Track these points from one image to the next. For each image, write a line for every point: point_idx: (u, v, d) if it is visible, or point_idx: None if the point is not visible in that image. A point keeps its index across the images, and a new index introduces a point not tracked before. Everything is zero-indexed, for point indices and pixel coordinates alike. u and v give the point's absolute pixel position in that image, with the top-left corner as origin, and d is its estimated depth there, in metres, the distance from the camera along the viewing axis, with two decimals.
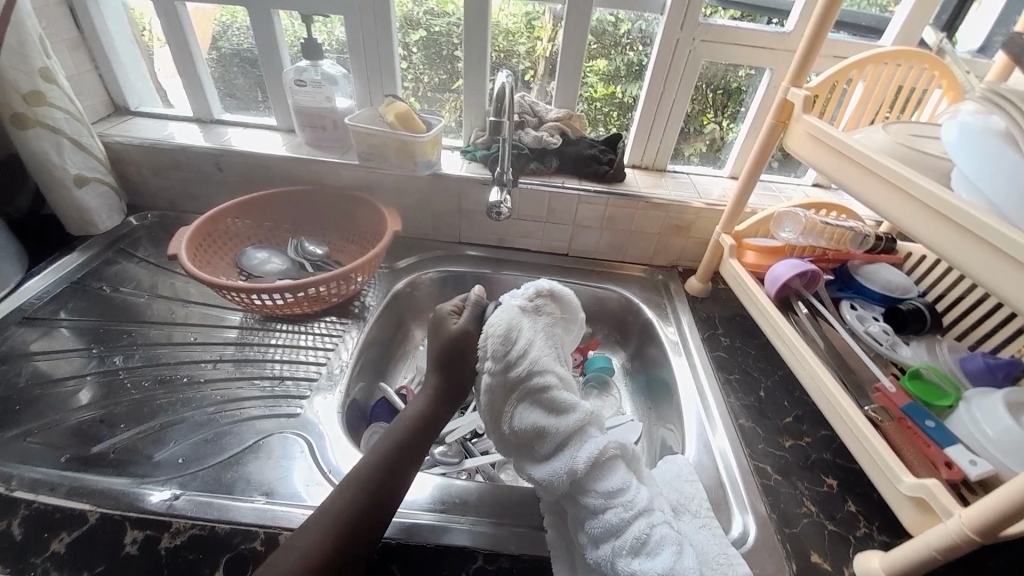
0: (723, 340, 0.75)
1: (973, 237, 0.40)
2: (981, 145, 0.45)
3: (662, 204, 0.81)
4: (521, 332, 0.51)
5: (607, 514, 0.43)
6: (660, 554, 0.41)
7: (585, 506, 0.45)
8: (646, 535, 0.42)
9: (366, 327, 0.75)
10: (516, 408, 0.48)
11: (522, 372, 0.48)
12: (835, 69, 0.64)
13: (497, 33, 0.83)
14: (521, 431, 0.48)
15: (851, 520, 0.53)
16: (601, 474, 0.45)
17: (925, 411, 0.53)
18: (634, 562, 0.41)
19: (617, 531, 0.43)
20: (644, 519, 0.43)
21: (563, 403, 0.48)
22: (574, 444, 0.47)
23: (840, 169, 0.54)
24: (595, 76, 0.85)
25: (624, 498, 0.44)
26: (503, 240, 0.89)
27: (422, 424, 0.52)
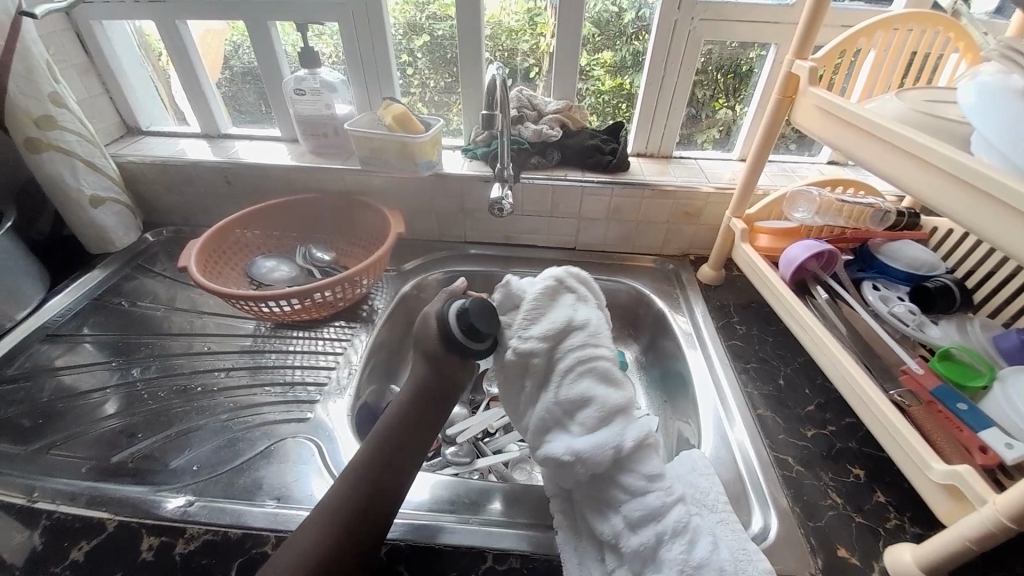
0: (739, 328, 0.73)
1: (1008, 209, 0.37)
2: (1006, 106, 0.42)
3: (669, 191, 0.79)
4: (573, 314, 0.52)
5: (648, 495, 0.43)
6: (698, 543, 0.41)
7: (624, 488, 0.44)
8: (686, 519, 0.41)
9: (375, 330, 0.75)
10: (567, 385, 0.47)
11: (580, 351, 0.48)
12: (843, 37, 0.60)
13: (499, 32, 0.83)
14: (566, 402, 0.46)
15: (880, 511, 0.50)
16: (646, 454, 0.45)
17: (956, 392, 0.50)
18: (674, 549, 0.40)
19: (655, 517, 0.42)
20: (682, 505, 0.43)
21: (614, 381, 0.48)
22: (619, 420, 0.45)
23: (857, 144, 0.51)
24: (601, 69, 0.84)
25: (665, 483, 0.44)
26: (510, 237, 0.88)
27: (416, 419, 0.50)
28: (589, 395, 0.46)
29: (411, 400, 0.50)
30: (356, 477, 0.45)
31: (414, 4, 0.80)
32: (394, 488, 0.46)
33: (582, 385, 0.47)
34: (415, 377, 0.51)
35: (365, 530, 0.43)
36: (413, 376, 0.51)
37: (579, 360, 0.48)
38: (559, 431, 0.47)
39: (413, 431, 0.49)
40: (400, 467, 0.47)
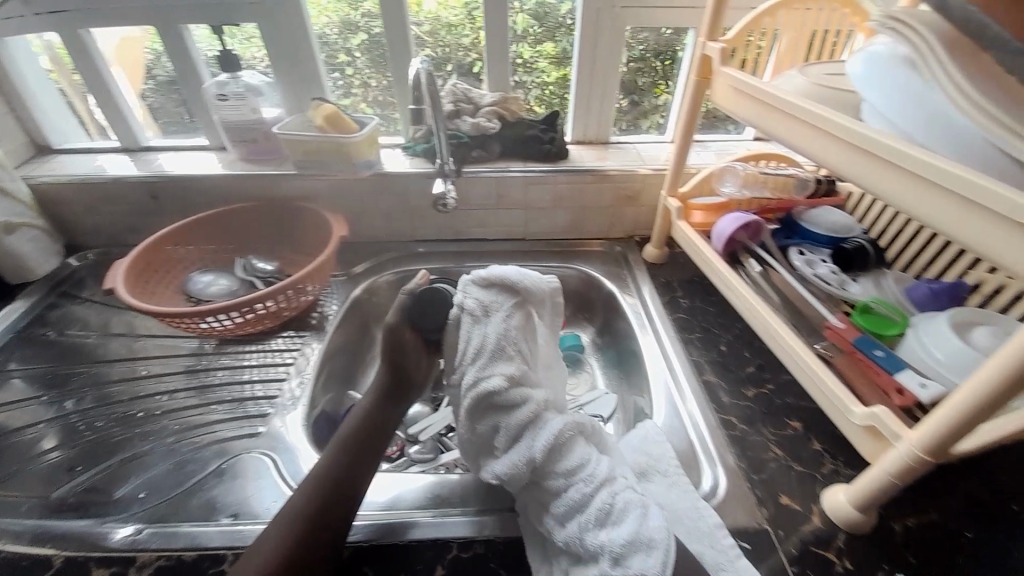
0: (683, 302, 0.76)
1: (896, 168, 0.40)
2: (892, 78, 0.43)
3: (609, 175, 0.82)
4: (477, 334, 0.51)
5: (570, 494, 0.43)
6: (625, 521, 0.41)
7: (549, 489, 0.45)
8: (609, 504, 0.42)
9: (327, 337, 0.73)
10: (472, 418, 0.49)
11: (477, 378, 0.49)
12: (750, 18, 0.63)
13: (438, 27, 0.81)
14: (484, 432, 0.49)
15: (816, 458, 0.53)
16: (559, 456, 0.45)
17: (874, 341, 0.54)
18: (601, 534, 0.41)
19: (580, 507, 0.43)
20: (607, 489, 0.43)
21: (512, 399, 0.48)
22: (530, 434, 0.47)
23: (769, 121, 0.54)
24: (545, 61, 0.84)
25: (584, 474, 0.44)
26: (459, 232, 0.88)
27: (378, 422, 0.54)
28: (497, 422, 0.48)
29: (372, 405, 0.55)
30: (319, 478, 0.47)
31: (347, 2, 0.78)
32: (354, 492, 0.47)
33: (488, 416, 0.49)
34: (376, 384, 0.57)
35: (326, 534, 0.43)
36: (374, 382, 0.57)
37: (474, 397, 0.49)
38: (488, 457, 0.49)
39: (375, 432, 0.53)
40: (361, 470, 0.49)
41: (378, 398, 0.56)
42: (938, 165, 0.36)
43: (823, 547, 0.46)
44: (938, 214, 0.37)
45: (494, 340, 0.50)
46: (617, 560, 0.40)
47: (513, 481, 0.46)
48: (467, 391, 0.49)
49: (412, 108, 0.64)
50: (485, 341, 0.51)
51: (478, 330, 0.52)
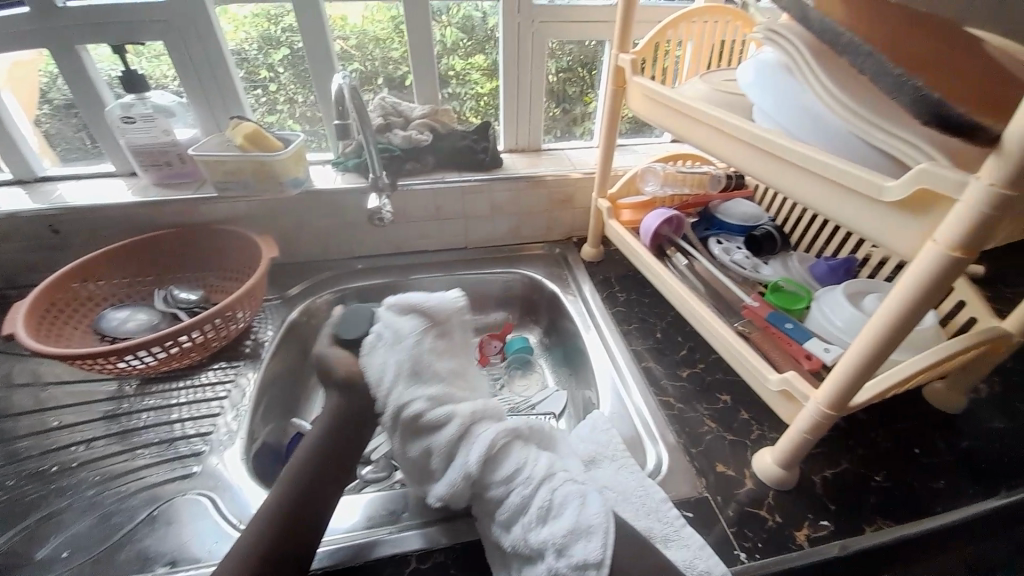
0: (621, 296, 0.80)
1: (778, 160, 0.45)
2: (771, 79, 0.47)
3: (542, 181, 0.85)
4: (391, 362, 0.50)
5: (511, 495, 0.44)
6: (564, 514, 0.42)
7: (492, 499, 0.45)
8: (549, 501, 0.43)
9: (263, 364, 0.69)
10: (403, 442, 0.48)
11: (395, 406, 0.48)
12: (657, 30, 0.69)
13: (366, 41, 0.81)
14: (417, 458, 0.47)
15: (746, 426, 0.58)
16: (496, 465, 0.45)
17: (784, 316, 0.60)
18: (543, 530, 0.42)
19: (523, 509, 0.43)
20: (545, 487, 0.44)
21: (436, 418, 0.47)
22: (463, 448, 0.46)
23: (677, 123, 0.59)
24: (478, 73, 0.87)
25: (523, 476, 0.44)
26: (400, 246, 0.87)
27: (337, 444, 0.52)
28: (426, 446, 0.47)
29: (329, 429, 0.53)
30: (270, 512, 0.45)
31: (267, 17, 0.77)
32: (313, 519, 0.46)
33: (417, 441, 0.47)
34: (332, 404, 0.54)
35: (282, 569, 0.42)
36: (330, 403, 0.55)
37: (400, 426, 0.48)
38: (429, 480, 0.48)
39: (333, 455, 0.51)
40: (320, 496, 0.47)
41: (337, 418, 0.53)
42: (811, 156, 0.40)
43: (756, 505, 0.50)
44: (822, 202, 0.41)
45: (408, 364, 0.49)
46: (561, 552, 0.41)
47: (455, 499, 0.46)
48: (393, 422, 0.48)
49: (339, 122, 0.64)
50: (398, 369, 0.49)
51: (389, 357, 0.50)
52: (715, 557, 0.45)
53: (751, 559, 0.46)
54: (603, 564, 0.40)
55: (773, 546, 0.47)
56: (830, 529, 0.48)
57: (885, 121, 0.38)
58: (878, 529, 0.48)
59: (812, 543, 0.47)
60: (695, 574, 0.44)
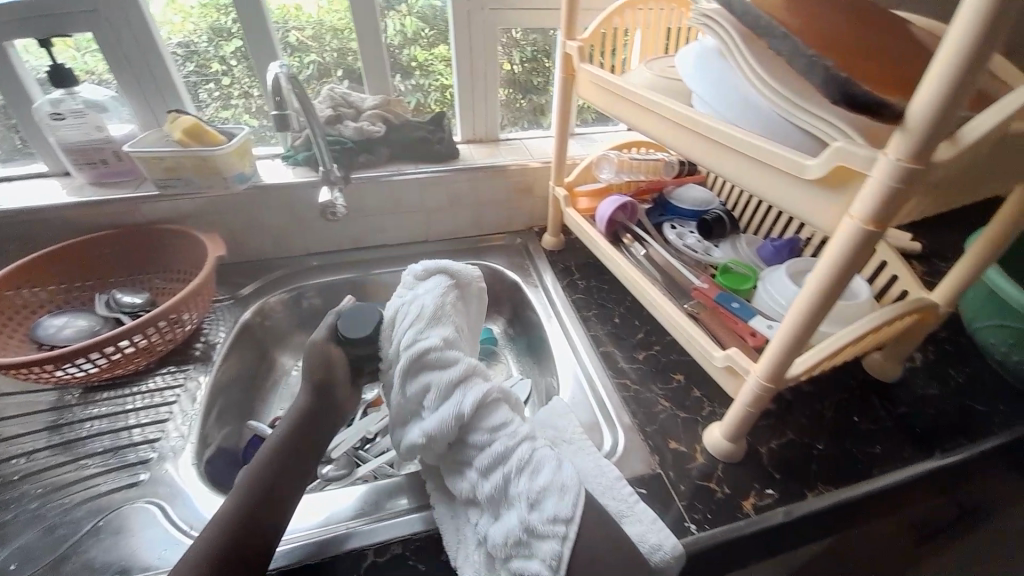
0: (580, 283, 0.81)
1: (713, 143, 0.46)
2: (705, 64, 0.48)
3: (499, 170, 0.84)
4: (414, 307, 0.53)
5: (493, 447, 0.46)
6: (542, 471, 0.44)
7: (473, 444, 0.46)
8: (529, 457, 0.45)
9: (214, 367, 0.67)
10: (404, 379, 0.49)
11: (411, 341, 0.50)
12: (603, 18, 0.69)
13: (323, 32, 0.79)
14: (413, 395, 0.49)
15: (698, 403, 0.60)
16: (486, 414, 0.48)
17: (731, 295, 0.62)
18: (522, 481, 0.44)
19: (502, 460, 0.45)
20: (527, 443, 0.46)
21: (445, 358, 0.49)
22: (459, 392, 0.48)
23: (623, 109, 0.60)
24: (441, 63, 0.85)
25: (507, 429, 0.47)
26: (358, 241, 0.86)
27: (299, 447, 0.49)
28: (428, 385, 0.48)
29: (291, 429, 0.50)
30: (230, 515, 0.42)
31: (216, 8, 0.73)
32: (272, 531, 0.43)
33: (417, 379, 0.49)
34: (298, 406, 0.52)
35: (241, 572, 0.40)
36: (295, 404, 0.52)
37: (412, 359, 0.49)
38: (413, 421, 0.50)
39: (295, 459, 0.48)
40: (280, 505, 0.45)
41: (300, 420, 0.51)
42: (741, 139, 0.42)
43: (706, 479, 0.52)
44: (756, 185, 0.42)
45: (432, 309, 0.53)
46: (533, 505, 0.43)
47: (439, 440, 0.47)
48: (404, 355, 0.50)
49: (275, 112, 0.61)
50: (419, 311, 0.52)
51: (416, 301, 0.53)
52: (666, 530, 0.46)
53: (701, 530, 0.47)
54: (572, 520, 0.42)
55: (722, 516, 0.49)
56: (775, 496, 0.50)
57: (803, 102, 0.38)
58: (818, 495, 0.51)
59: (757, 511, 0.49)
60: (648, 548, 0.45)
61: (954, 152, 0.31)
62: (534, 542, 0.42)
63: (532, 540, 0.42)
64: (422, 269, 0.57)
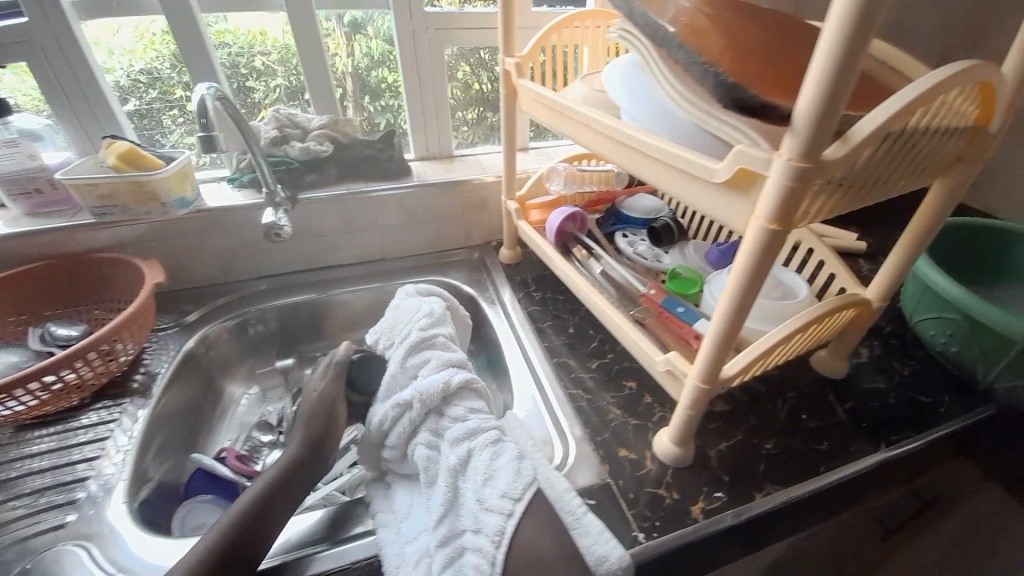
0: (536, 295, 0.81)
1: (635, 151, 0.47)
2: (626, 77, 0.50)
3: (452, 186, 0.84)
4: (422, 307, 0.66)
5: (466, 424, 0.52)
6: (506, 450, 0.49)
7: (451, 418, 0.53)
8: (497, 437, 0.51)
9: (154, 399, 0.65)
10: (409, 353, 0.59)
11: (422, 328, 0.62)
12: (543, 33, 0.68)
13: (290, 56, 0.80)
14: (415, 362, 0.58)
15: (648, 409, 0.60)
16: (467, 398, 0.55)
17: (677, 299, 0.63)
18: (487, 454, 0.49)
19: (472, 435, 0.51)
20: (496, 428, 0.52)
21: (445, 345, 0.61)
22: (449, 372, 0.57)
23: (559, 121, 0.60)
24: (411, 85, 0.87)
25: (483, 414, 0.54)
26: (310, 262, 0.84)
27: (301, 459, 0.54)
28: (430, 355, 0.59)
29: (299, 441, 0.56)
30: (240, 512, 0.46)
31: None
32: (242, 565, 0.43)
33: (420, 356, 0.59)
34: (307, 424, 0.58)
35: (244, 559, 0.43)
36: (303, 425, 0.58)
37: (422, 338, 0.61)
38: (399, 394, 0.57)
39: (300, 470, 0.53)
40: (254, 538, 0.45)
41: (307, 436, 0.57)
42: (657, 145, 0.42)
43: (655, 485, 0.51)
44: (678, 191, 0.42)
45: (439, 311, 0.66)
46: (487, 481, 0.47)
47: (425, 406, 0.54)
48: (416, 332, 0.61)
49: (201, 134, 0.60)
50: (429, 308, 0.66)
51: (424, 303, 0.67)
52: (613, 540, 0.44)
53: (649, 539, 0.46)
54: (522, 499, 0.45)
55: (670, 523, 0.48)
56: (723, 499, 0.50)
57: (704, 105, 0.38)
58: (767, 495, 0.51)
59: (706, 515, 0.48)
60: (594, 561, 0.43)
61: (847, 149, 0.32)
62: (484, 515, 0.45)
63: (483, 513, 0.45)
64: (426, 287, 0.72)
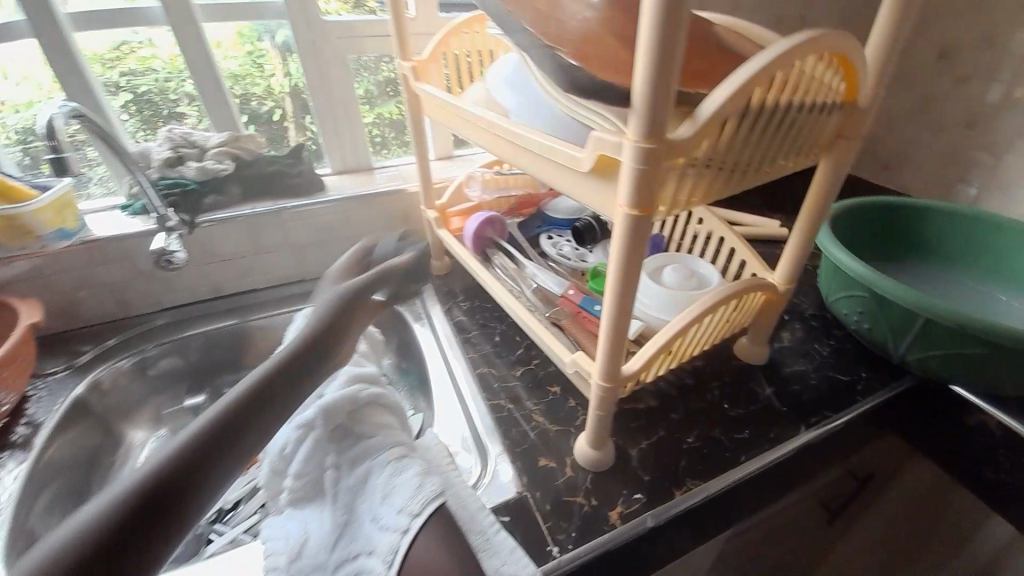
0: (463, 304, 0.77)
1: (518, 147, 0.45)
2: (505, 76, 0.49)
3: (370, 197, 0.81)
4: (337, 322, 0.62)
5: (370, 439, 0.45)
6: (409, 469, 0.43)
7: (353, 432, 0.46)
8: (401, 457, 0.44)
9: (37, 450, 0.59)
10: None
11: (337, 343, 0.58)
12: (443, 34, 0.66)
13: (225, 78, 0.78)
14: None
15: (571, 414, 0.58)
16: (376, 411, 0.48)
17: (595, 298, 0.62)
18: (386, 474, 0.43)
19: (372, 453, 0.44)
20: (402, 447, 0.45)
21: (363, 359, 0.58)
22: (360, 381, 0.49)
23: (453, 123, 0.59)
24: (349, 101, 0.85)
25: (391, 430, 0.47)
26: (221, 288, 0.80)
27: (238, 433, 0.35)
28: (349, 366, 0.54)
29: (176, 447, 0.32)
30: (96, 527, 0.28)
31: (101, 62, 0.71)
32: (151, 549, 0.30)
33: None
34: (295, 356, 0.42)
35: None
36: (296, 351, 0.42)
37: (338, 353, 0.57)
38: None
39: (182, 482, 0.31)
40: (202, 490, 0.33)
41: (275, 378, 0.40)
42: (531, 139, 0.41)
43: (573, 493, 0.49)
44: (557, 184, 0.41)
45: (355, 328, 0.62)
46: (384, 499, 0.41)
47: (325, 418, 0.44)
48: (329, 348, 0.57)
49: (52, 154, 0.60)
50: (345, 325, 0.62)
51: None
52: (524, 558, 0.42)
53: (563, 553, 0.44)
54: (420, 514, 0.40)
55: (586, 533, 0.46)
56: (642, 501, 0.49)
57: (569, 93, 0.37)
58: (686, 491, 0.50)
59: (624, 520, 0.47)
60: None
61: (694, 129, 0.32)
62: (377, 535, 0.40)
63: (376, 533, 0.40)
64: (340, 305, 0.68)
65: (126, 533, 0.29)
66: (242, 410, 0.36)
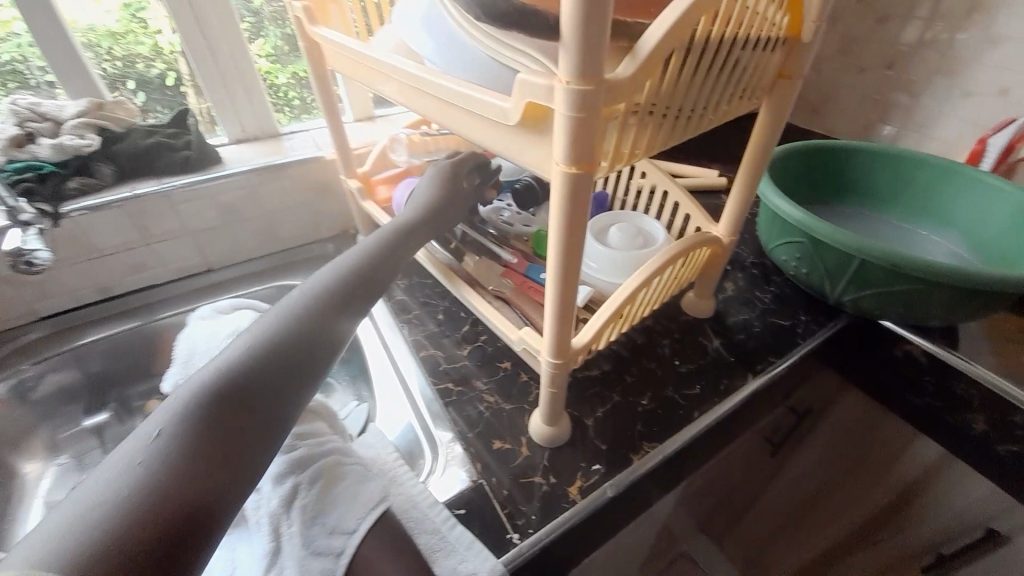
0: (401, 281, 0.70)
1: (437, 99, 0.39)
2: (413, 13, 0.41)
3: (279, 168, 0.70)
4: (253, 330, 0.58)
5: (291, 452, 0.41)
6: (344, 478, 0.40)
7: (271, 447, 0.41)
8: (335, 466, 0.41)
9: None
10: None
11: None
12: None
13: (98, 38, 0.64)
14: None
15: (524, 390, 0.55)
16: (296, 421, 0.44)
17: (540, 266, 0.59)
18: (313, 490, 0.39)
19: (297, 467, 0.40)
20: (334, 455, 0.42)
21: None
22: None
23: (361, 75, 0.50)
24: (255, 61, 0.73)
25: (314, 439, 0.43)
26: (110, 288, 0.68)
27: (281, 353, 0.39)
28: None
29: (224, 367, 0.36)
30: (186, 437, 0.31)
31: None
32: (249, 447, 0.34)
33: None
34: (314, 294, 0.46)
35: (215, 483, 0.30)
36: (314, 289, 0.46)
37: None
38: None
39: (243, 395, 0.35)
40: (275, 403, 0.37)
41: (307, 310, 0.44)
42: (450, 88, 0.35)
43: (531, 473, 0.47)
44: (484, 142, 0.35)
45: None
46: (315, 517, 0.38)
47: None
48: None
49: None
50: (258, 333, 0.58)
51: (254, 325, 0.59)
52: (483, 551, 0.40)
53: (524, 538, 0.42)
54: (356, 531, 0.37)
55: (546, 514, 0.44)
56: (601, 472, 0.47)
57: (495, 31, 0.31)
58: (643, 456, 0.49)
59: (584, 494, 0.45)
60: None
61: (635, 66, 0.27)
62: (310, 562, 0.35)
63: (307, 560, 0.35)
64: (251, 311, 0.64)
65: (216, 441, 0.32)
66: (282, 346, 0.40)
